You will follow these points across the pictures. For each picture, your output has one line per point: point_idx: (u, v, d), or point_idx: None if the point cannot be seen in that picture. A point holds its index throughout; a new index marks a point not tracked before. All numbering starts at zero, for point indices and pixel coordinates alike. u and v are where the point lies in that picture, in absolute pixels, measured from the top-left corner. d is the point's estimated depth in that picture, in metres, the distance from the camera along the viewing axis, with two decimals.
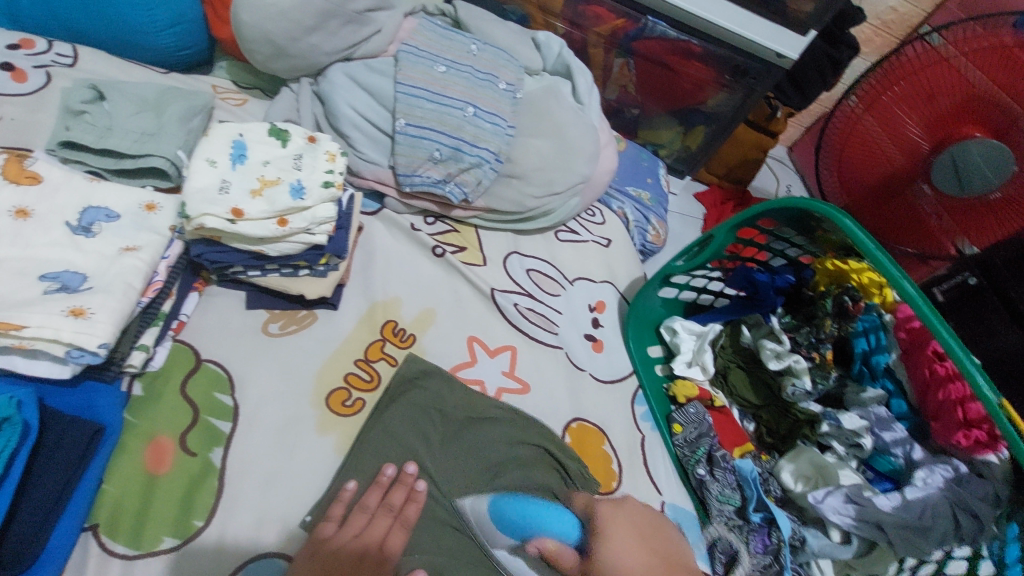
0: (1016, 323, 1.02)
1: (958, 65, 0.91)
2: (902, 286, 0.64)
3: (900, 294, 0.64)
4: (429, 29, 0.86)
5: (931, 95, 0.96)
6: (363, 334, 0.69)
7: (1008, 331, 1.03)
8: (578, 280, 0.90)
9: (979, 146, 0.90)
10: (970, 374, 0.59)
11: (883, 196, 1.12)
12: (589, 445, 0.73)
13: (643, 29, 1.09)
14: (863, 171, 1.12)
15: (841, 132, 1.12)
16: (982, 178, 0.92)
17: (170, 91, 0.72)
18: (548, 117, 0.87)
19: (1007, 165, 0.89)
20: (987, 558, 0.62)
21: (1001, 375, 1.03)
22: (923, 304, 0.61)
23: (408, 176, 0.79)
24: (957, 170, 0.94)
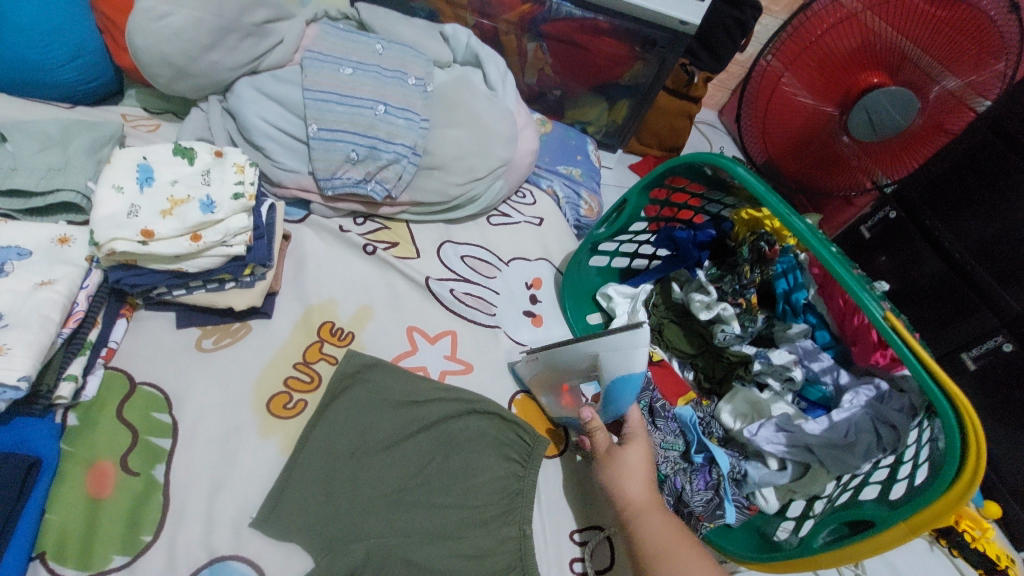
0: (934, 250, 1.08)
1: (865, 19, 0.91)
2: (793, 223, 0.69)
3: (793, 230, 0.69)
4: (333, 35, 0.87)
5: (832, 50, 0.96)
6: (299, 338, 0.71)
7: (929, 257, 1.09)
8: (513, 260, 0.93)
9: (884, 92, 0.91)
10: (864, 303, 0.63)
11: (802, 146, 1.11)
12: (533, 414, 0.77)
13: (549, 11, 1.12)
14: (783, 126, 1.10)
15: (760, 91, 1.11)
16: (891, 120, 0.93)
17: (75, 124, 0.72)
18: (461, 107, 0.90)
19: (912, 104, 0.90)
20: (907, 461, 0.66)
21: (920, 298, 1.12)
22: (809, 235, 0.67)
23: (328, 180, 0.81)
24: (870, 116, 0.94)
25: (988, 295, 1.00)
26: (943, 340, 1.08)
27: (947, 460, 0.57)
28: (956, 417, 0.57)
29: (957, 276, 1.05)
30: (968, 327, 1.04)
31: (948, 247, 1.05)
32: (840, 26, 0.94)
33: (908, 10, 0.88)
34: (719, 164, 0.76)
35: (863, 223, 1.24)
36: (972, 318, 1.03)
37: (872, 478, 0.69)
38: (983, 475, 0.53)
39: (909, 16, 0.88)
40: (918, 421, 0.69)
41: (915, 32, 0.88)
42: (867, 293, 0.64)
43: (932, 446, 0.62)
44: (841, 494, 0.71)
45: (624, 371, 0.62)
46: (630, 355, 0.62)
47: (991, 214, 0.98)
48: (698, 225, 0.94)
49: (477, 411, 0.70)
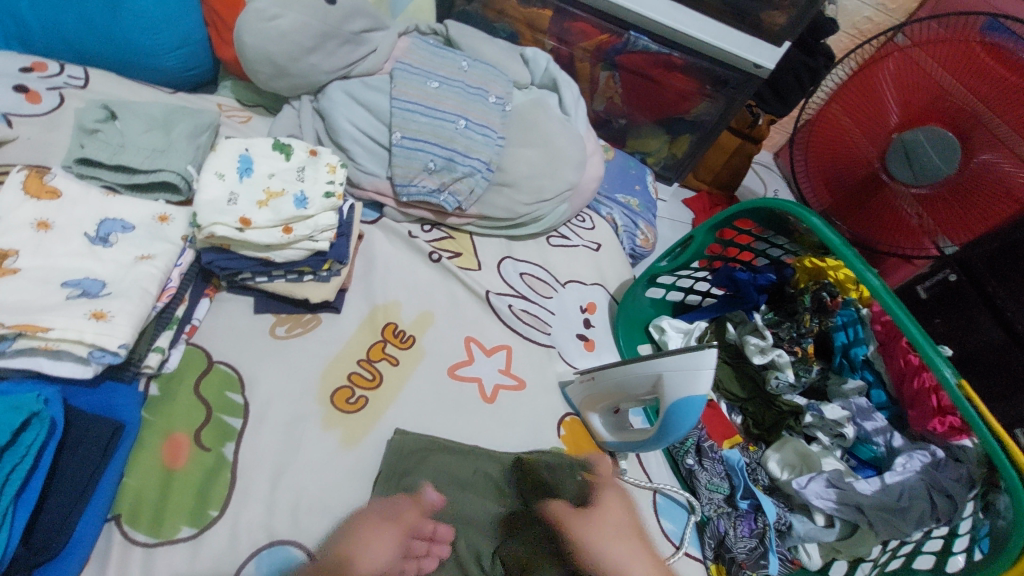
0: (998, 323, 1.05)
1: (920, 62, 0.94)
2: (866, 278, 0.69)
3: (866, 285, 0.69)
4: (422, 48, 0.91)
5: (889, 89, 0.99)
6: (364, 336, 0.73)
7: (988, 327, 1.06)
8: (570, 283, 0.94)
9: (929, 133, 0.95)
10: (937, 367, 0.62)
11: (859, 196, 1.11)
12: (583, 438, 0.76)
13: (626, 43, 1.14)
14: (838, 171, 1.13)
15: (814, 133, 1.14)
16: (933, 165, 0.95)
17: (177, 110, 0.76)
18: (537, 128, 0.92)
19: (952, 149, 0.92)
20: (963, 535, 0.63)
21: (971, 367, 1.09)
22: (884, 294, 0.66)
23: (405, 186, 0.84)
24: (908, 156, 0.97)
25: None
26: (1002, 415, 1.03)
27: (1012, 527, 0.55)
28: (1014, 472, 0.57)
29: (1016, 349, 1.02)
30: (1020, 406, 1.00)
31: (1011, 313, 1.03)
32: (893, 65, 0.98)
33: (970, 59, 0.89)
34: (793, 213, 0.77)
35: (919, 283, 1.20)
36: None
37: (924, 547, 0.66)
38: None
39: (973, 67, 0.89)
40: (976, 494, 0.65)
41: (978, 84, 0.88)
42: (939, 352, 0.64)
43: (994, 522, 0.60)
44: (891, 560, 0.68)
45: (682, 393, 0.62)
46: (693, 378, 0.62)
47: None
48: (758, 268, 0.93)
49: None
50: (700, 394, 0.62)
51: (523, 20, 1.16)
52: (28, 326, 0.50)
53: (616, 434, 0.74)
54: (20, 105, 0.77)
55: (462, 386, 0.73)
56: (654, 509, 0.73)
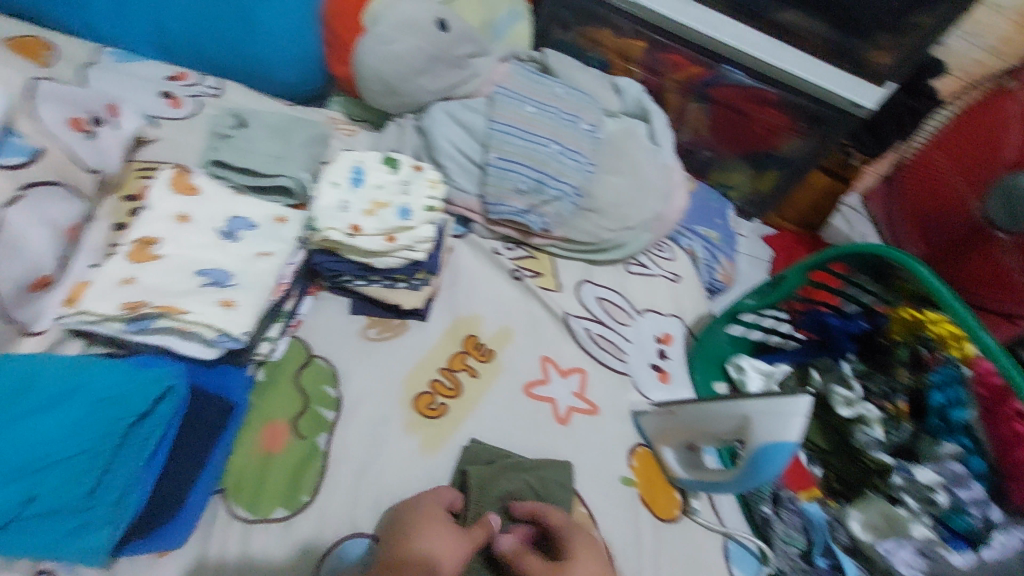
0: None
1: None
2: (979, 338, 0.65)
3: (978, 346, 0.65)
4: (521, 74, 0.95)
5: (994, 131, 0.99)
6: (446, 345, 0.76)
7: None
8: (646, 312, 0.94)
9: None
10: None
11: (955, 248, 1.07)
12: (654, 471, 0.75)
13: (718, 76, 1.13)
14: (937, 218, 1.11)
15: (914, 176, 1.16)
16: None
17: (296, 120, 0.83)
18: (626, 157, 0.94)
19: None
20: None
21: None
22: (1001, 357, 0.62)
23: (495, 205, 0.87)
24: (1010, 200, 0.94)
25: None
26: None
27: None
28: None
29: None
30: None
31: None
32: (998, 108, 0.99)
33: None
34: (896, 260, 0.74)
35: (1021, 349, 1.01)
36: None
37: None
38: None
39: None
40: None
41: None
42: None
43: None
44: None
45: (772, 438, 0.60)
46: (785, 422, 0.60)
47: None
48: (848, 314, 0.87)
49: (596, 487, 0.71)
50: (790, 442, 0.60)
51: (616, 49, 1.18)
52: (170, 307, 0.57)
53: (690, 472, 0.73)
54: (166, 110, 0.87)
55: (536, 405, 0.75)
56: (725, 554, 0.71)
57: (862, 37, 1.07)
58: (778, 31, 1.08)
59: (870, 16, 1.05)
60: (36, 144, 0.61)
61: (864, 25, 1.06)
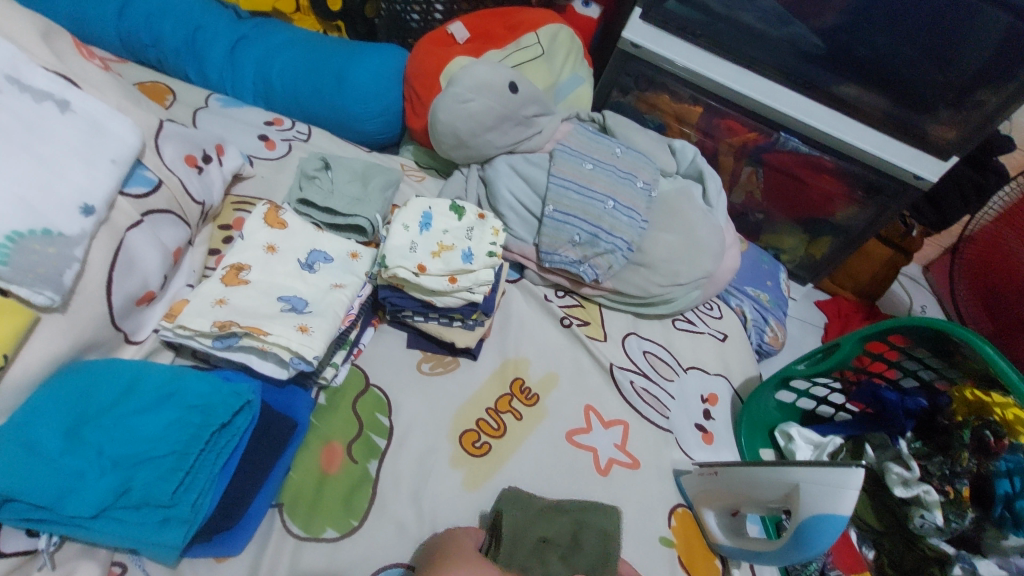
0: None
1: None
2: None
3: None
4: (583, 134, 1.00)
5: None
6: (494, 386, 0.79)
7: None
8: (691, 368, 0.94)
9: None
10: None
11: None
12: (693, 534, 0.73)
13: (774, 142, 1.16)
14: (1003, 295, 1.20)
15: (981, 250, 1.24)
16: None
17: (374, 166, 0.91)
18: (680, 216, 0.96)
19: None
20: None
21: None
22: None
23: (549, 254, 0.91)
24: None
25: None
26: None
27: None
28: None
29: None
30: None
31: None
32: None
33: None
34: (959, 338, 0.73)
35: None
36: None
37: None
38: None
39: None
40: None
41: None
42: None
43: None
44: None
45: (822, 510, 0.59)
46: (836, 495, 0.58)
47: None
48: (906, 390, 0.86)
49: (634, 543, 0.70)
50: (842, 516, 0.58)
51: (672, 113, 1.23)
52: (256, 328, 0.62)
53: (732, 538, 0.71)
54: (261, 151, 0.97)
55: (578, 453, 0.75)
56: None
57: (924, 111, 1.06)
58: (836, 102, 1.09)
59: (933, 93, 1.04)
60: (159, 176, 0.69)
61: (927, 100, 1.05)
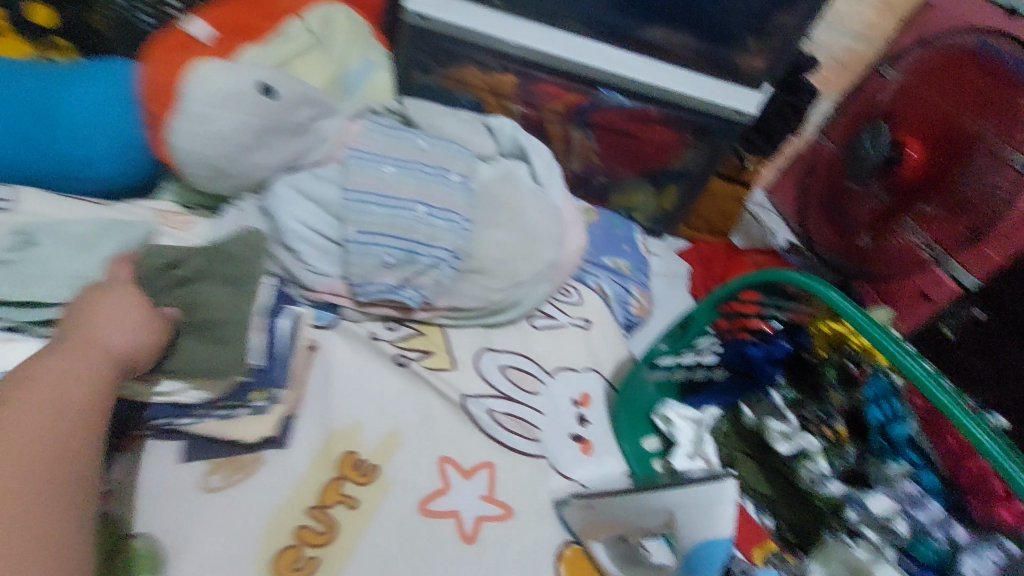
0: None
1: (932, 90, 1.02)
2: (906, 364, 0.60)
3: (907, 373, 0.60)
4: (376, 130, 0.82)
5: (925, 103, 1.02)
6: (315, 476, 0.62)
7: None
8: (559, 370, 0.84)
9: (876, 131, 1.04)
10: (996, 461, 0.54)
11: (876, 229, 1.10)
12: (587, 574, 0.63)
13: (597, 101, 1.07)
14: (844, 214, 1.15)
15: (822, 170, 1.22)
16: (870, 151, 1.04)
17: (110, 226, 0.69)
18: (508, 206, 0.83)
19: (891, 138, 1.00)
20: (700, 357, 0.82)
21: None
22: (929, 383, 0.57)
23: (362, 286, 0.75)
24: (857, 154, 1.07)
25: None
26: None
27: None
28: None
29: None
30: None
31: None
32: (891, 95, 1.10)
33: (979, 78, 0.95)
34: (799, 283, 0.69)
35: (946, 323, 1.03)
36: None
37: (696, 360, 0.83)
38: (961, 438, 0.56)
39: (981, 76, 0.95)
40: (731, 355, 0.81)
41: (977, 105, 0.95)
42: (1004, 452, 0.54)
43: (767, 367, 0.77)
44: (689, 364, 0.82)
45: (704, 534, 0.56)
46: (713, 512, 0.56)
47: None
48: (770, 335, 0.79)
49: None
50: (723, 533, 0.56)
51: (485, 87, 1.10)
52: None
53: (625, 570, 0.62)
54: None
55: (437, 525, 0.62)
56: None
57: (731, 44, 1.03)
58: (645, 48, 1.03)
59: (736, 23, 1.01)
60: None
61: (731, 32, 1.02)
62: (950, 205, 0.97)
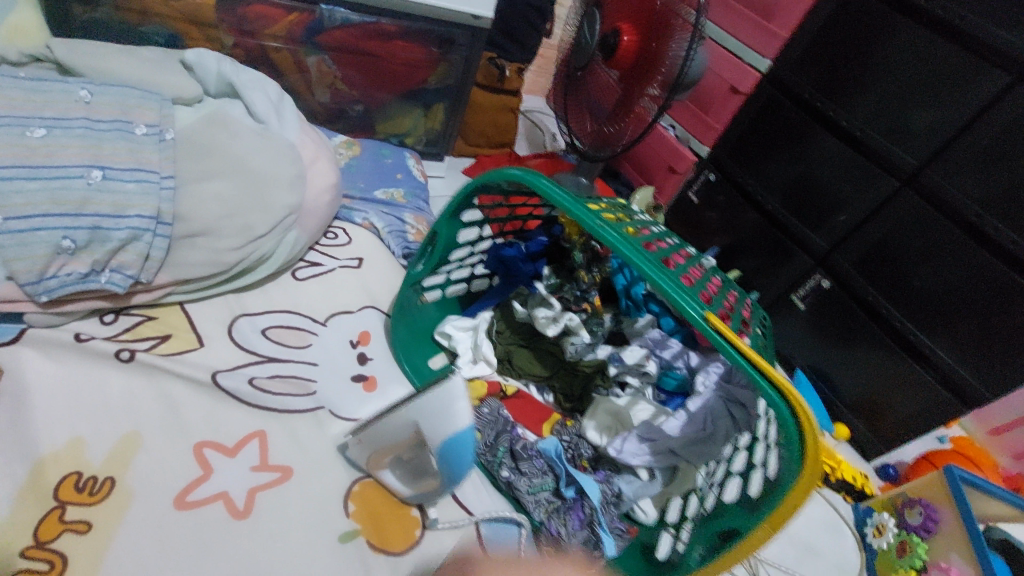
0: (770, 224, 1.18)
1: None
2: (625, 252, 0.62)
3: (626, 260, 0.62)
4: (6, 86, 0.64)
5: None
6: (26, 512, 0.52)
7: (850, 194, 1.02)
8: (332, 317, 0.80)
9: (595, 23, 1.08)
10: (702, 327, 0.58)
11: (614, 114, 1.13)
12: (379, 504, 0.64)
13: (321, 20, 0.97)
14: (591, 103, 1.18)
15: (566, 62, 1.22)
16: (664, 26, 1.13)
17: None
18: (220, 152, 0.73)
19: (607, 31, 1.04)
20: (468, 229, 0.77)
21: (763, 270, 1.22)
22: (643, 265, 0.60)
23: (37, 284, 0.60)
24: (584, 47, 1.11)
25: (906, 219, 0.95)
26: (893, 310, 1.00)
27: (787, 470, 0.55)
28: (772, 387, 0.54)
29: (879, 208, 0.99)
30: (920, 284, 0.95)
31: (855, 130, 0.99)
32: None
33: None
34: (520, 178, 0.67)
35: (690, 189, 1.35)
36: (905, 260, 0.96)
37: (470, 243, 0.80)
38: (673, 300, 0.61)
39: None
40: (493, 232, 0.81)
41: None
42: (706, 320, 0.58)
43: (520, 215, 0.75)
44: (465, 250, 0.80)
45: (450, 433, 0.57)
46: (450, 412, 0.57)
47: (892, 98, 0.93)
48: (528, 234, 0.89)
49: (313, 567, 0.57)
50: (464, 425, 0.57)
51: (179, 16, 0.92)
52: None
53: (412, 486, 0.63)
54: None
55: (202, 513, 0.57)
56: (481, 539, 0.65)
57: None
58: None
59: None
60: None
61: None
62: (663, 84, 1.00)
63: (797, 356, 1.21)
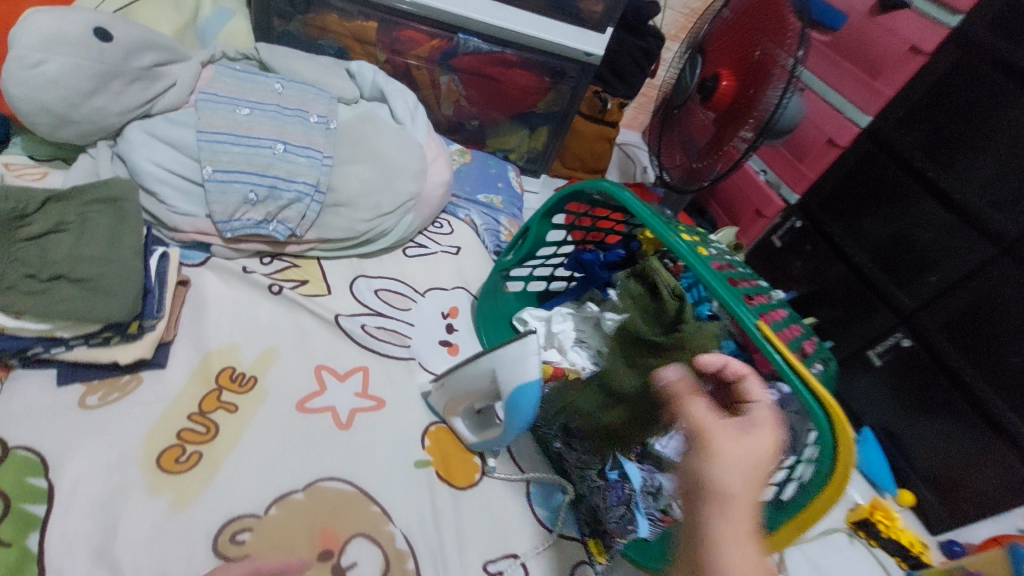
0: (854, 275, 1.19)
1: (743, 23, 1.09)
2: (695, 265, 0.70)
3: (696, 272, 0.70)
4: (228, 76, 0.85)
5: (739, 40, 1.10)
6: (195, 388, 0.69)
7: (944, 259, 1.01)
8: (430, 290, 0.94)
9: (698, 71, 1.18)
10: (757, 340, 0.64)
11: (704, 151, 1.20)
12: (449, 447, 0.76)
13: (458, 46, 1.15)
14: (685, 140, 1.26)
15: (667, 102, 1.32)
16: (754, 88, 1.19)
17: None
18: (367, 143, 0.90)
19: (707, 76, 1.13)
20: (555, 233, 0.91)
21: (839, 322, 1.22)
22: (709, 277, 0.67)
23: (226, 223, 0.79)
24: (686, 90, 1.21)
25: (1003, 292, 0.93)
26: (980, 383, 0.97)
27: (819, 478, 0.60)
28: (816, 400, 0.59)
29: (975, 277, 0.97)
30: (1014, 361, 0.92)
31: (958, 196, 0.98)
32: (715, 29, 1.17)
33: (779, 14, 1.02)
34: (607, 190, 0.77)
35: (774, 233, 1.38)
36: (999, 334, 0.94)
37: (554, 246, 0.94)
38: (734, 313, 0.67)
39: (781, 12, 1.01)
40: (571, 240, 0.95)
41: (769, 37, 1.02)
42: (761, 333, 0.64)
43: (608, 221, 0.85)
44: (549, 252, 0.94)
45: (518, 385, 0.66)
46: (522, 365, 0.66)
47: (1002, 169, 0.92)
48: (608, 246, 0.99)
49: (389, 480, 0.69)
50: (532, 381, 0.66)
51: (349, 34, 1.13)
52: None
53: (479, 434, 0.75)
54: None
55: (313, 418, 0.71)
56: (528, 499, 0.76)
57: None
58: None
59: None
60: None
61: None
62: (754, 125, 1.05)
63: (868, 413, 1.19)
